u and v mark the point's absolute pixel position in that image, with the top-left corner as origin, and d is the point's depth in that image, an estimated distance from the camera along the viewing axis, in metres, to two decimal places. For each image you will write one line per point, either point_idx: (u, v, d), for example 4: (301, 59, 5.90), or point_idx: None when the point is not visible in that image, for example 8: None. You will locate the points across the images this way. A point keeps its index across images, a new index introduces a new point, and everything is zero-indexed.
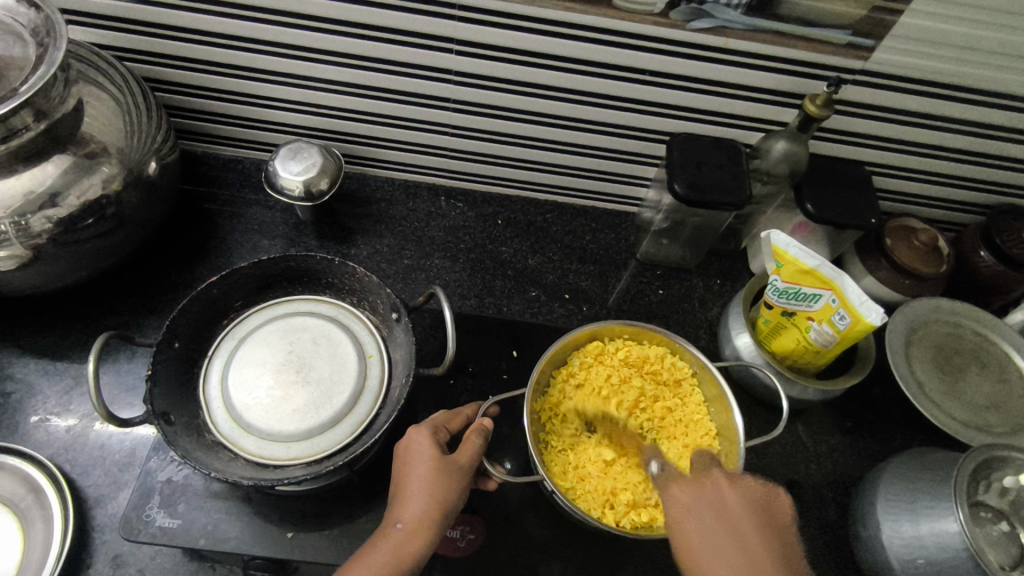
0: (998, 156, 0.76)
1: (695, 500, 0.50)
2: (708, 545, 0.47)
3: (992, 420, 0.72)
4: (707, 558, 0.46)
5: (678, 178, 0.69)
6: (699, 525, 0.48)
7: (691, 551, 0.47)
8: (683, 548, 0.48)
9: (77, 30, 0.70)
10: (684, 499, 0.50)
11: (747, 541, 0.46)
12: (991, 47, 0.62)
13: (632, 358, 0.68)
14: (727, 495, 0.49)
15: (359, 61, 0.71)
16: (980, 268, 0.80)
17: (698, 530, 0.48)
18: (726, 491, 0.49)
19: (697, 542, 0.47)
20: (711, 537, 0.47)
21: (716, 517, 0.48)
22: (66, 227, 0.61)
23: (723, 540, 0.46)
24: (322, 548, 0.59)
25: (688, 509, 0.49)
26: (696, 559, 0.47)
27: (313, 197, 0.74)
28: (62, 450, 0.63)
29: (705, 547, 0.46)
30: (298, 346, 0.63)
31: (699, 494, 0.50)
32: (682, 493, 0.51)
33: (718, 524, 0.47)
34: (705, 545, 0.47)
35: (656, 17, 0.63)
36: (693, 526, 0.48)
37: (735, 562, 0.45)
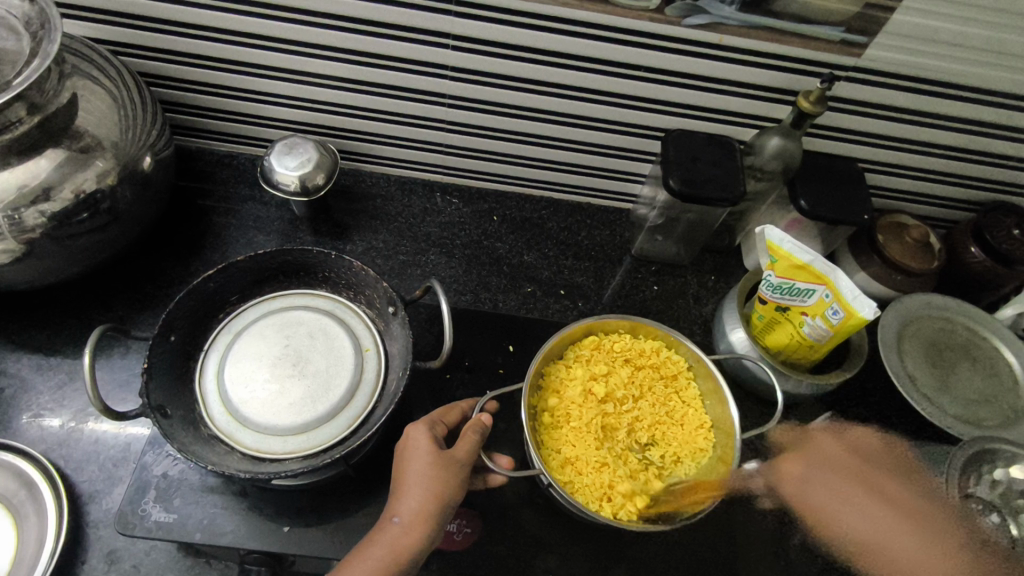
0: (989, 153, 0.76)
1: (807, 470, 0.67)
2: (840, 500, 0.65)
3: (983, 414, 0.73)
4: (830, 507, 0.65)
5: (673, 173, 0.70)
6: (825, 482, 0.66)
7: (806, 497, 0.66)
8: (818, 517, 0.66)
9: (71, 24, 0.70)
10: (797, 475, 0.67)
11: (887, 492, 0.65)
12: (982, 45, 0.63)
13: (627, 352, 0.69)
14: (827, 450, 0.69)
15: (355, 57, 0.71)
16: (970, 264, 0.81)
17: (807, 476, 0.67)
18: (831, 446, 0.70)
19: (813, 490, 0.66)
20: (829, 494, 0.66)
21: (826, 469, 0.67)
22: (60, 221, 0.61)
23: (840, 486, 0.66)
24: (318, 542, 0.59)
25: (805, 477, 0.67)
26: (830, 510, 0.65)
27: (309, 192, 0.74)
28: (55, 446, 0.63)
29: (830, 495, 0.65)
30: (294, 339, 0.63)
31: (806, 462, 0.68)
32: (791, 458, 0.69)
33: (853, 484, 0.66)
34: (829, 501, 0.65)
35: (651, 13, 0.63)
36: (813, 487, 0.66)
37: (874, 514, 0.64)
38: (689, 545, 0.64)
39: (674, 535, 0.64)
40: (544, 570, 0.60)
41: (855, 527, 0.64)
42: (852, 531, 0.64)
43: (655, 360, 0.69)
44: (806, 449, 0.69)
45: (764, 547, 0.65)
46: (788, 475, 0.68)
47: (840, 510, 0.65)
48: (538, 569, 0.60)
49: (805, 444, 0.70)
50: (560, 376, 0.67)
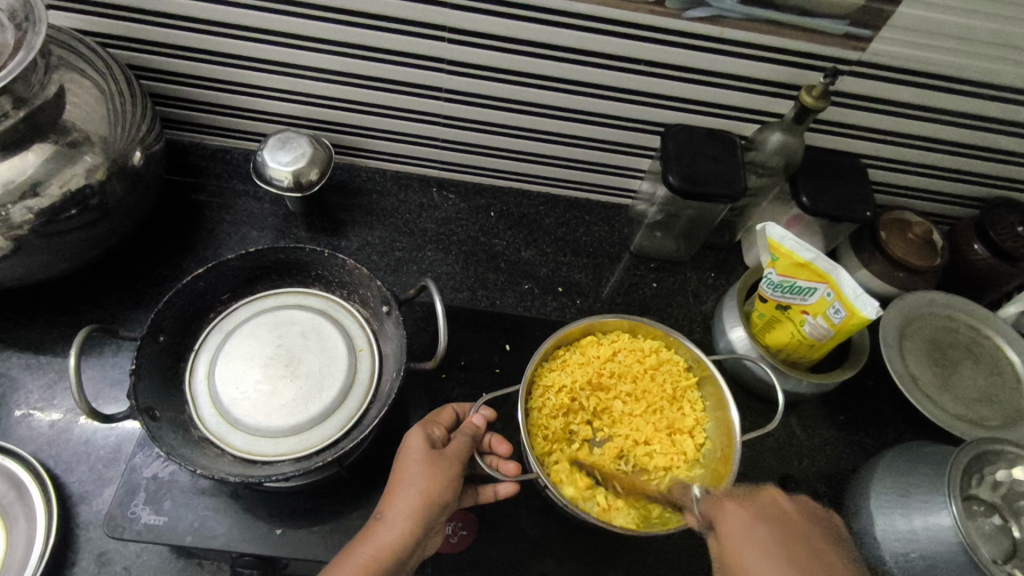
0: (994, 149, 0.75)
1: (750, 508, 0.48)
2: (824, 570, 0.43)
3: (985, 413, 0.72)
4: (749, 563, 0.44)
5: (673, 170, 0.68)
6: (756, 539, 0.45)
7: (735, 549, 0.46)
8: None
9: (60, 15, 0.68)
10: (734, 514, 0.48)
11: (805, 555, 0.44)
12: (990, 39, 0.62)
13: (626, 353, 0.67)
14: (767, 515, 0.47)
15: (350, 49, 0.69)
16: (974, 261, 0.80)
17: (742, 535, 0.46)
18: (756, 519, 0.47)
19: (749, 547, 0.45)
20: (780, 555, 0.44)
21: (773, 530, 0.46)
22: (48, 218, 0.60)
23: (783, 555, 0.44)
24: (311, 545, 0.58)
25: (741, 518, 0.47)
26: (740, 554, 0.45)
27: (303, 188, 0.73)
28: (45, 446, 0.62)
29: (758, 553, 0.44)
30: (287, 339, 0.62)
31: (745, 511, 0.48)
32: (736, 513, 0.48)
33: (794, 544, 0.45)
34: (754, 556, 0.44)
35: (651, 6, 0.62)
36: (740, 535, 0.46)
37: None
38: (687, 549, 0.63)
39: (671, 538, 0.63)
40: (539, 573, 0.60)
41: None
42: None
43: (654, 361, 0.67)
44: (754, 501, 0.49)
45: None
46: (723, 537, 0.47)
47: (765, 563, 0.43)
48: (534, 572, 0.60)
49: (741, 498, 0.49)
50: (560, 373, 0.66)
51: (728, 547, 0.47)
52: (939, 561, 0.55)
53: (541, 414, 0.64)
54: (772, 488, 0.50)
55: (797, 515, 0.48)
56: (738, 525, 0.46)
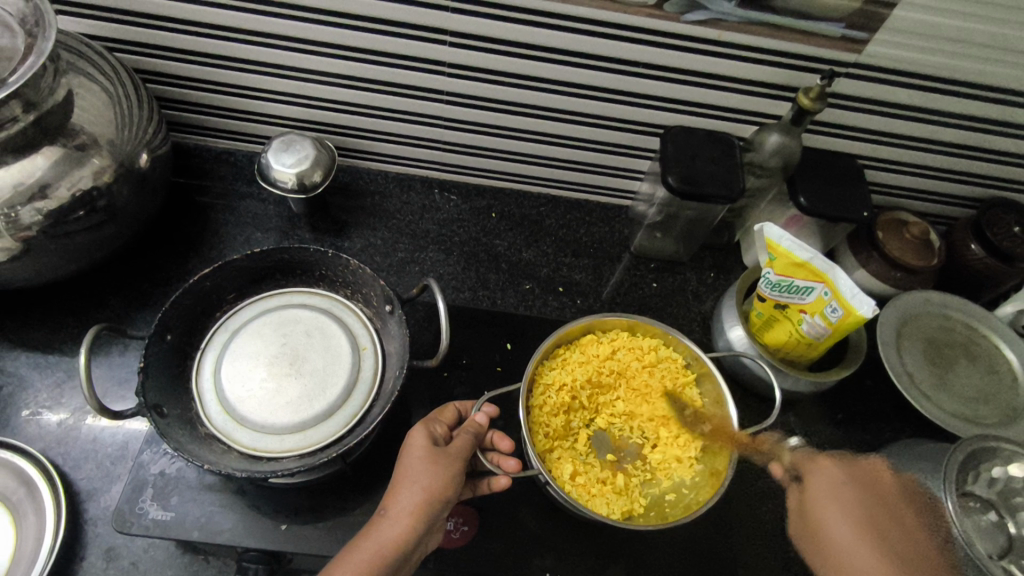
0: (991, 150, 0.76)
1: (824, 480, 0.62)
2: (852, 532, 0.57)
3: (982, 412, 0.72)
4: (829, 526, 0.59)
5: (672, 171, 0.69)
6: (842, 494, 0.60)
7: (821, 519, 0.60)
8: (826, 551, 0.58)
9: (68, 20, 0.69)
10: (824, 479, 0.62)
11: (876, 516, 0.58)
12: (984, 41, 0.63)
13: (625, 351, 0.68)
14: (864, 489, 0.61)
15: (354, 53, 0.70)
16: (971, 261, 0.80)
17: (823, 497, 0.61)
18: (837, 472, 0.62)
19: (825, 513, 0.60)
20: (844, 518, 0.58)
21: (853, 490, 0.60)
22: (56, 219, 0.61)
23: (859, 520, 0.57)
24: (315, 540, 0.59)
25: (835, 484, 0.61)
26: (822, 521, 0.59)
27: (307, 189, 0.74)
28: (54, 444, 0.63)
29: (836, 516, 0.59)
30: (291, 338, 0.63)
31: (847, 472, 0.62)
32: (824, 476, 0.62)
33: (851, 500, 0.59)
34: (829, 518, 0.59)
35: (650, 9, 0.63)
36: (826, 505, 0.60)
37: (862, 548, 0.56)
38: (686, 545, 0.64)
39: (669, 534, 0.64)
40: (540, 568, 0.60)
41: (834, 534, 0.58)
42: (831, 555, 0.58)
43: (652, 359, 0.68)
44: (852, 472, 0.63)
45: (761, 545, 0.65)
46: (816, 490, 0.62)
47: (833, 531, 0.58)
48: (535, 567, 0.60)
49: (832, 461, 0.64)
50: (560, 371, 0.66)
51: (808, 518, 0.61)
52: None
53: (542, 412, 0.64)
54: (872, 465, 0.64)
55: (891, 488, 0.61)
56: (826, 486, 0.62)
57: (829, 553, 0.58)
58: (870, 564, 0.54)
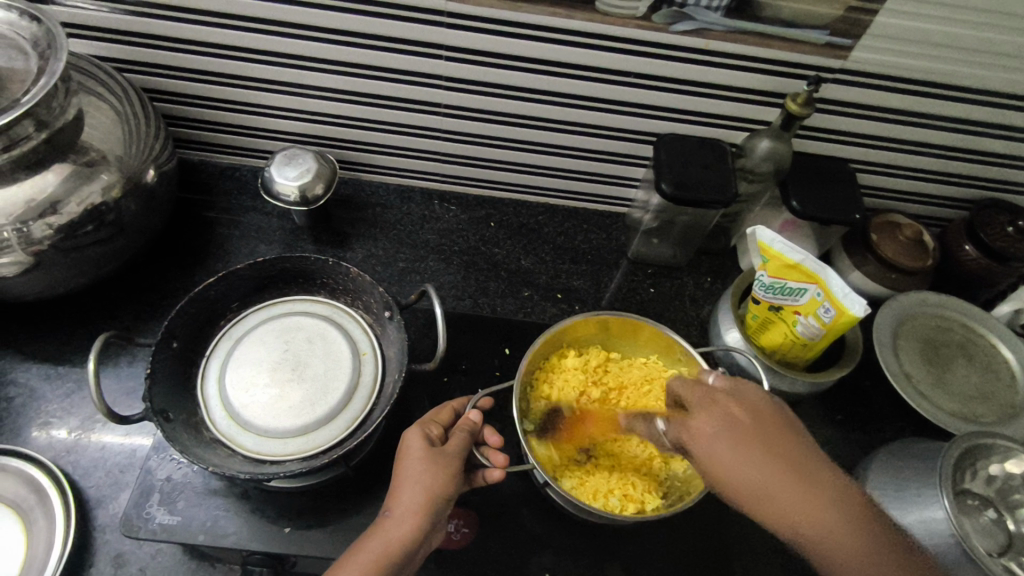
0: (981, 151, 0.77)
1: (720, 426, 0.51)
2: (772, 471, 0.48)
3: (980, 410, 0.73)
4: (730, 469, 0.49)
5: (665, 177, 0.71)
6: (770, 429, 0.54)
7: (716, 460, 0.50)
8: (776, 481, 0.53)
9: (77, 43, 0.72)
10: (701, 438, 0.52)
11: (778, 445, 0.50)
12: (968, 45, 0.64)
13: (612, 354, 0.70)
14: (750, 399, 0.53)
15: (355, 69, 0.72)
16: (965, 261, 0.81)
17: (711, 438, 0.51)
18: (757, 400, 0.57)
19: (714, 440, 0.51)
20: (750, 466, 0.49)
21: (732, 434, 0.50)
22: (66, 233, 0.63)
23: (768, 463, 0.49)
24: (318, 543, 0.60)
25: (714, 440, 0.51)
26: (725, 467, 0.50)
27: (309, 202, 0.76)
28: (64, 452, 0.64)
29: (734, 457, 0.49)
30: (293, 345, 0.65)
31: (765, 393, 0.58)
32: None
33: (756, 447, 0.49)
34: (731, 463, 0.49)
35: (639, 21, 0.65)
36: (719, 454, 0.50)
37: (767, 470, 0.48)
38: (685, 544, 0.64)
39: (669, 534, 0.64)
40: (541, 569, 0.61)
41: (741, 475, 0.49)
42: (770, 511, 0.47)
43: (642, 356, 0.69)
44: (707, 405, 0.53)
45: (761, 545, 0.65)
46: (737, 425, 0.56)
47: (778, 487, 0.48)
48: (535, 568, 0.61)
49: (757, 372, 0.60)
50: (554, 376, 0.68)
51: None
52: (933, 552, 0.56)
53: (540, 414, 0.67)
54: (737, 374, 0.56)
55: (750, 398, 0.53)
56: None
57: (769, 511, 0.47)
58: (795, 503, 0.47)
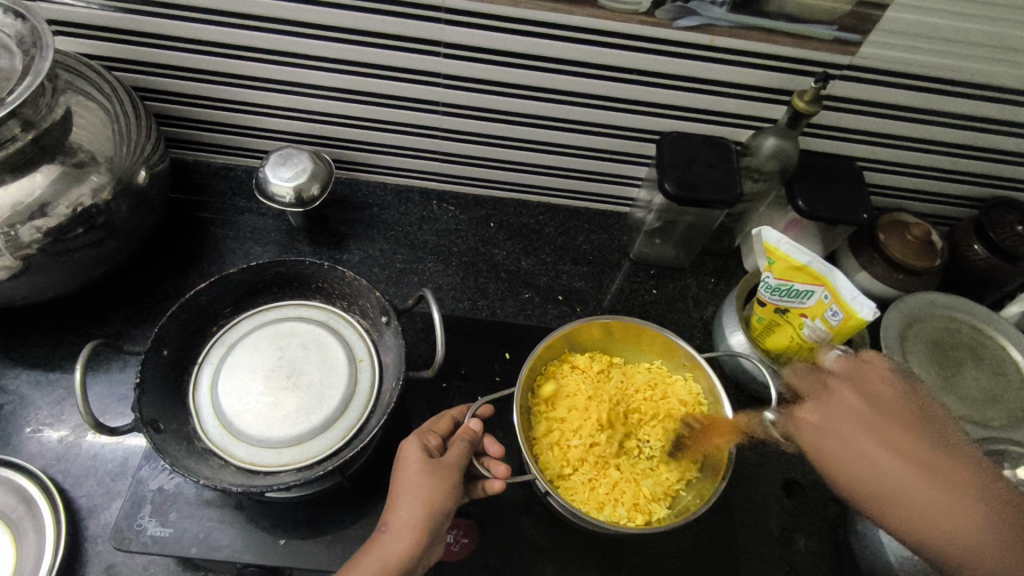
0: (991, 149, 0.75)
1: (824, 416, 0.50)
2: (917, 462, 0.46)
3: (990, 414, 0.71)
4: (850, 459, 0.48)
5: (668, 177, 0.69)
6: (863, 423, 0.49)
7: (834, 449, 0.49)
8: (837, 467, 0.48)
9: (66, 40, 0.70)
10: (811, 423, 0.51)
11: (915, 435, 0.48)
12: (980, 40, 0.62)
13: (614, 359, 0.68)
14: (873, 382, 0.51)
15: (350, 67, 0.71)
16: (974, 261, 0.79)
17: (824, 430, 0.50)
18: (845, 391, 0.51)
19: (823, 435, 0.49)
20: (863, 450, 0.48)
21: (850, 419, 0.49)
22: (55, 237, 0.61)
23: (861, 438, 0.48)
24: (314, 554, 0.58)
25: (823, 426, 0.50)
26: (840, 453, 0.48)
27: (304, 203, 0.74)
28: (54, 461, 0.63)
29: (865, 447, 0.47)
30: (288, 351, 0.63)
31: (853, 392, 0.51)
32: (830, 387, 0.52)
33: (868, 433, 0.48)
34: (848, 450, 0.48)
35: (642, 16, 0.63)
36: (830, 440, 0.49)
37: (900, 464, 0.46)
38: (689, 552, 0.63)
39: (672, 542, 0.63)
40: None
41: (879, 471, 0.47)
42: (897, 506, 0.46)
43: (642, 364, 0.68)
44: (840, 384, 0.52)
45: (766, 554, 0.64)
46: (814, 428, 0.50)
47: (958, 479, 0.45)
48: None
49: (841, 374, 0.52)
50: (556, 382, 0.67)
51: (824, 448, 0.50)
52: None
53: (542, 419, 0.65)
54: (860, 354, 0.54)
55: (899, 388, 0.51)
56: (835, 400, 0.51)
57: (911, 511, 0.45)
58: (945, 506, 0.44)
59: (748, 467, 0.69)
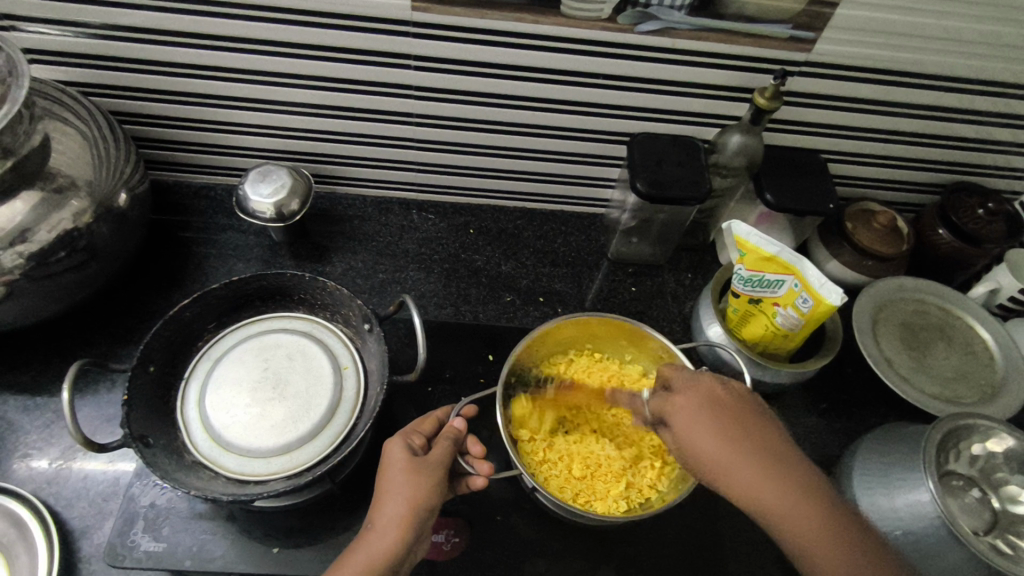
0: (949, 136, 0.78)
1: (694, 408, 0.53)
2: (752, 461, 0.50)
3: (961, 391, 0.73)
4: (725, 466, 0.50)
5: (639, 176, 0.71)
6: (710, 432, 0.51)
7: (706, 453, 0.51)
8: (702, 460, 0.51)
9: (42, 69, 0.71)
10: (682, 414, 0.53)
11: (753, 456, 0.50)
12: (928, 33, 0.65)
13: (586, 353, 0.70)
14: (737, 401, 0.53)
15: (324, 83, 0.72)
16: (939, 245, 0.82)
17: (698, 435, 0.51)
18: (738, 404, 0.53)
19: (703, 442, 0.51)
20: (716, 444, 0.51)
21: (711, 423, 0.51)
22: (38, 261, 0.62)
23: (757, 461, 0.50)
24: (308, 561, 0.59)
25: (696, 425, 0.52)
26: (694, 449, 0.51)
27: (285, 218, 0.75)
28: (45, 484, 0.63)
29: (727, 453, 0.50)
30: (273, 362, 0.64)
31: (705, 400, 0.53)
32: (688, 402, 0.53)
33: (731, 441, 0.50)
34: (713, 454, 0.51)
35: (604, 23, 0.65)
36: (699, 443, 0.51)
37: (801, 505, 0.48)
38: (676, 539, 0.65)
39: (660, 531, 0.65)
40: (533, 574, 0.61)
41: (756, 493, 0.49)
42: (745, 491, 0.49)
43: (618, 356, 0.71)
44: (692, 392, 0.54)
45: (752, 536, 0.66)
46: (681, 427, 0.53)
47: (724, 462, 0.50)
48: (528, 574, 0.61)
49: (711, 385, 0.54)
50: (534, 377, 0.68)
51: (680, 436, 0.53)
52: (919, 535, 0.56)
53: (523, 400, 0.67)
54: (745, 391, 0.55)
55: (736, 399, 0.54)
56: (688, 420, 0.52)
57: (741, 489, 0.49)
58: (805, 517, 0.48)
59: None
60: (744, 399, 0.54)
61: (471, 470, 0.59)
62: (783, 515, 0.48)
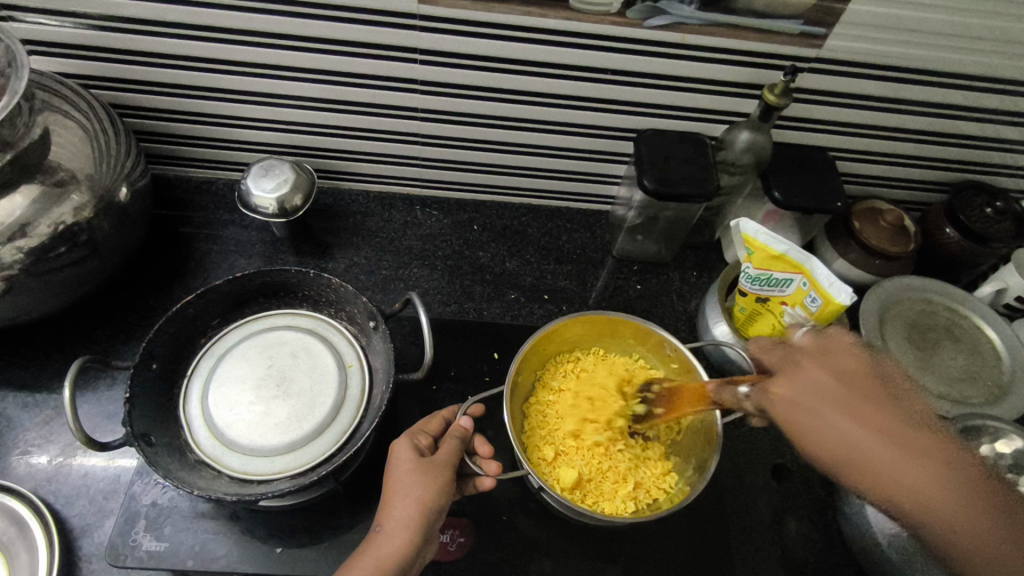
0: (958, 134, 0.77)
1: (798, 392, 0.49)
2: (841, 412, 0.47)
3: (968, 391, 0.73)
4: (825, 430, 0.46)
5: (647, 173, 0.70)
6: (839, 392, 0.47)
7: (808, 419, 0.47)
8: (806, 428, 0.47)
9: (41, 60, 0.70)
10: (789, 396, 0.49)
11: (895, 417, 0.46)
12: (940, 29, 0.64)
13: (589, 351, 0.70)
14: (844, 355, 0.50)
15: (328, 77, 0.71)
16: (946, 244, 0.82)
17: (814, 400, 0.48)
18: (814, 371, 0.49)
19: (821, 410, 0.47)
20: (817, 397, 0.48)
21: (842, 387, 0.48)
22: (38, 256, 0.61)
23: (845, 411, 0.47)
24: (312, 561, 0.59)
25: (805, 392, 0.48)
26: (806, 415, 0.47)
27: (287, 213, 0.75)
28: (44, 482, 0.62)
29: (838, 421, 0.46)
30: (277, 360, 0.63)
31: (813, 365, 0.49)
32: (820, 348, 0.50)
33: (855, 407, 0.47)
34: (823, 424, 0.46)
35: (613, 17, 0.64)
36: (808, 414, 0.47)
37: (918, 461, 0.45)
38: (683, 540, 0.64)
39: (666, 531, 0.64)
40: None
41: (859, 448, 0.45)
42: (836, 447, 0.46)
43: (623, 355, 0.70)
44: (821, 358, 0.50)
45: (758, 536, 0.65)
46: (791, 389, 0.49)
47: (823, 426, 0.46)
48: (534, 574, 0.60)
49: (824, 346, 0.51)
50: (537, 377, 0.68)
51: (796, 405, 0.48)
52: None
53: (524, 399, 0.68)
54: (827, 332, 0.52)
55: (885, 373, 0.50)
56: (814, 361, 0.50)
57: (833, 448, 0.46)
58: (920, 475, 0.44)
59: (735, 454, 0.70)
60: (829, 348, 0.50)
61: (480, 471, 0.58)
62: (891, 477, 0.44)
